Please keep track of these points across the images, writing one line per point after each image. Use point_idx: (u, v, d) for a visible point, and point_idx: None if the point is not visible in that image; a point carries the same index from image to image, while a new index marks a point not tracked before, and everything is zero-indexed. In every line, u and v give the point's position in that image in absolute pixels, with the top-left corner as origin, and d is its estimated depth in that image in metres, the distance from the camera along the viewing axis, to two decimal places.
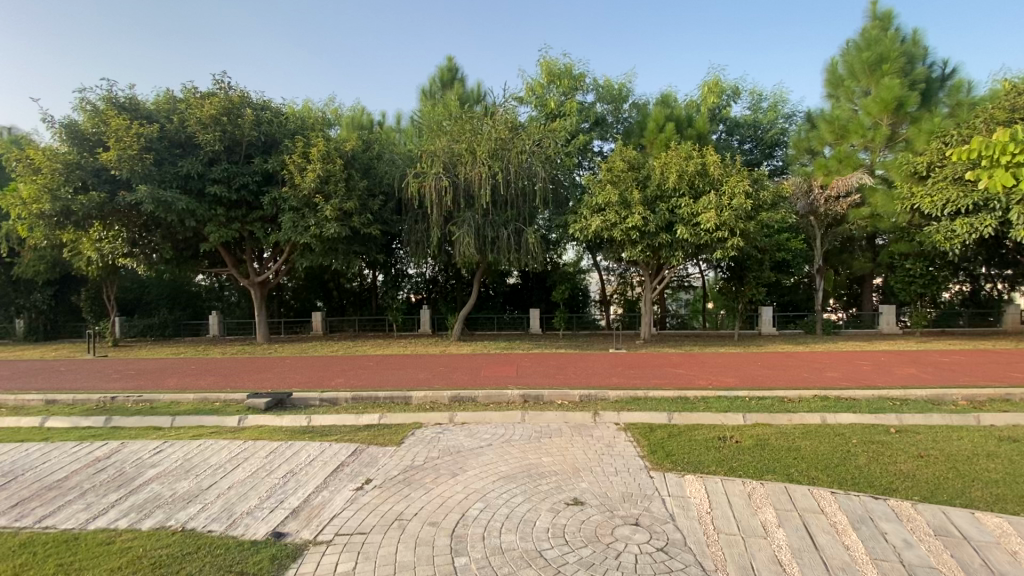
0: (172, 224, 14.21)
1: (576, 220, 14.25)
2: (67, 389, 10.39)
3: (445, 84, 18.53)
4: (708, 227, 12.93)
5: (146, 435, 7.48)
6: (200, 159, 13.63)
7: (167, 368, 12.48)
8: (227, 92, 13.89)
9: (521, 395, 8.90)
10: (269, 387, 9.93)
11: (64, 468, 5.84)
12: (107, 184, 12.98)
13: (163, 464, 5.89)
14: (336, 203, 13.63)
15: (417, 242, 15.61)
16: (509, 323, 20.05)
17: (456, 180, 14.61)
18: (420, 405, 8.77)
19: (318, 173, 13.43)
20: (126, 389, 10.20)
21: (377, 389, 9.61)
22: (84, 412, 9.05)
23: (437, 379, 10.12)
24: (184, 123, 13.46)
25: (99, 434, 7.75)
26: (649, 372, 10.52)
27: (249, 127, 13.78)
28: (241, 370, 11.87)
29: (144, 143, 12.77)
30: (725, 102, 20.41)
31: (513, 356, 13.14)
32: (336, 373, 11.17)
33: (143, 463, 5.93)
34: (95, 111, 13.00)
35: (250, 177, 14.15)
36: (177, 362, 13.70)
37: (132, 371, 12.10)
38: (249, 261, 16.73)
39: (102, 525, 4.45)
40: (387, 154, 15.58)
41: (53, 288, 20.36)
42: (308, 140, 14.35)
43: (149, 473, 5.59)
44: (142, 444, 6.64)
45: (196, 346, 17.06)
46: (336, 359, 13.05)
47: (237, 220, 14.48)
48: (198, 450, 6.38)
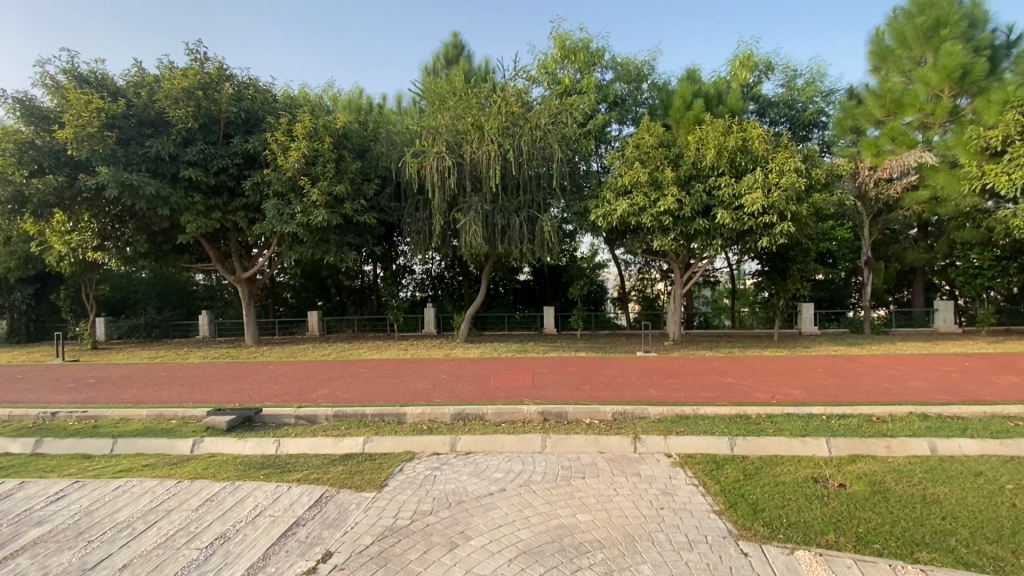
0: (144, 213, 12.66)
1: (598, 204, 12.53)
2: (6, 402, 8.86)
3: (449, 62, 16.85)
4: (752, 210, 11.10)
5: (63, 467, 5.84)
6: (172, 139, 12.02)
7: (131, 377, 10.92)
8: (202, 63, 12.29)
9: (540, 412, 7.20)
10: (239, 400, 8.32)
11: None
12: (67, 167, 11.40)
13: (52, 523, 4.27)
14: (325, 185, 12.03)
15: (418, 232, 13.94)
16: (520, 322, 18.35)
17: (461, 161, 12.87)
18: (415, 425, 7.12)
19: (302, 152, 11.84)
20: (74, 402, 8.63)
21: (366, 403, 7.98)
22: (13, 431, 7.49)
23: (437, 391, 8.45)
24: (152, 98, 11.82)
25: (10, 464, 6.13)
26: (692, 381, 8.76)
27: (226, 102, 12.15)
28: (215, 379, 10.29)
29: (107, 120, 11.19)
30: (757, 79, 18.56)
31: (528, 360, 11.44)
32: (320, 382, 9.55)
33: (26, 521, 4.32)
34: (54, 85, 11.48)
35: (229, 159, 12.56)
36: (148, 368, 12.16)
37: (90, 380, 10.55)
38: (235, 255, 15.17)
39: None
40: (383, 135, 13.96)
41: (34, 286, 19.01)
42: (294, 117, 12.75)
43: (24, 541, 3.98)
44: (44, 487, 5.05)
45: (180, 348, 15.57)
46: (325, 366, 11.45)
47: (217, 208, 12.99)
48: (111, 498, 4.75)
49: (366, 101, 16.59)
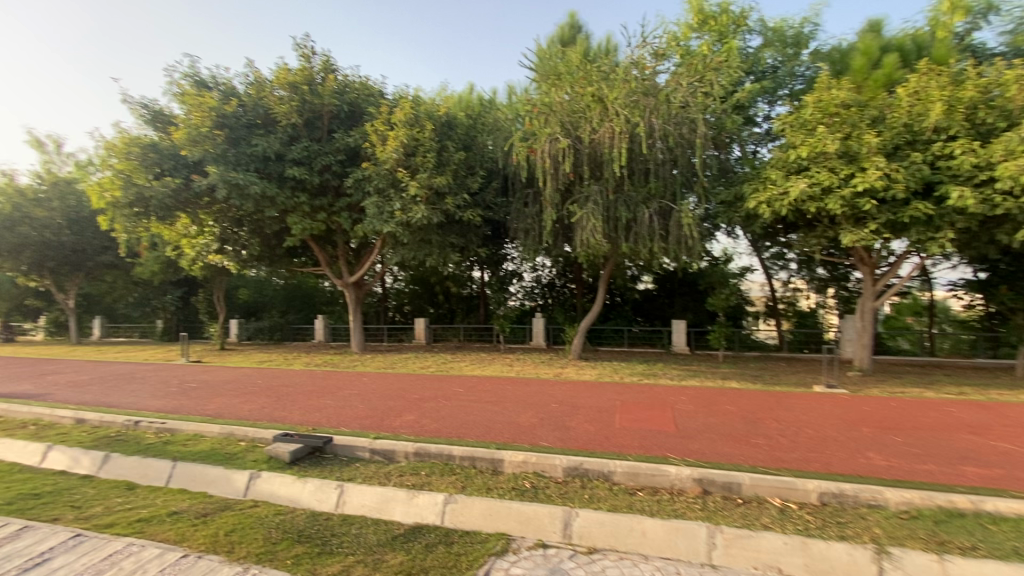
0: (255, 215, 12.48)
1: (757, 189, 9.69)
2: (110, 404, 8.54)
3: (565, 44, 14.96)
4: (1013, 185, 7.49)
5: (83, 491, 4.57)
6: (279, 137, 11.64)
7: (232, 383, 10.43)
8: (309, 57, 11.82)
9: (697, 479, 4.79)
10: (316, 423, 7.04)
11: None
12: (183, 169, 11.52)
13: None
14: (424, 177, 10.85)
15: (525, 231, 12.19)
16: (643, 337, 15.72)
17: (578, 143, 10.80)
18: (512, 480, 5.09)
19: (402, 141, 10.76)
20: (162, 411, 7.95)
21: (454, 440, 6.13)
22: (88, 439, 6.10)
23: (547, 431, 6.38)
24: (260, 95, 11.53)
25: (40, 477, 4.87)
26: (937, 445, 5.63)
27: (328, 95, 11.58)
28: (303, 393, 9.24)
29: (218, 119, 11.07)
30: (971, 25, 13.90)
31: (660, 389, 8.90)
32: (409, 406, 8.02)
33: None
34: (179, 89, 11.71)
35: (332, 156, 11.96)
36: (252, 373, 11.76)
37: (193, 386, 10.17)
38: (342, 259, 14.67)
39: None
40: (489, 123, 12.48)
41: (182, 289, 20.66)
42: (393, 107, 11.78)
43: None
44: (32, 530, 3.56)
45: (291, 353, 15.48)
46: (421, 382, 10.01)
47: (323, 210, 12.39)
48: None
49: (473, 92, 15.28)
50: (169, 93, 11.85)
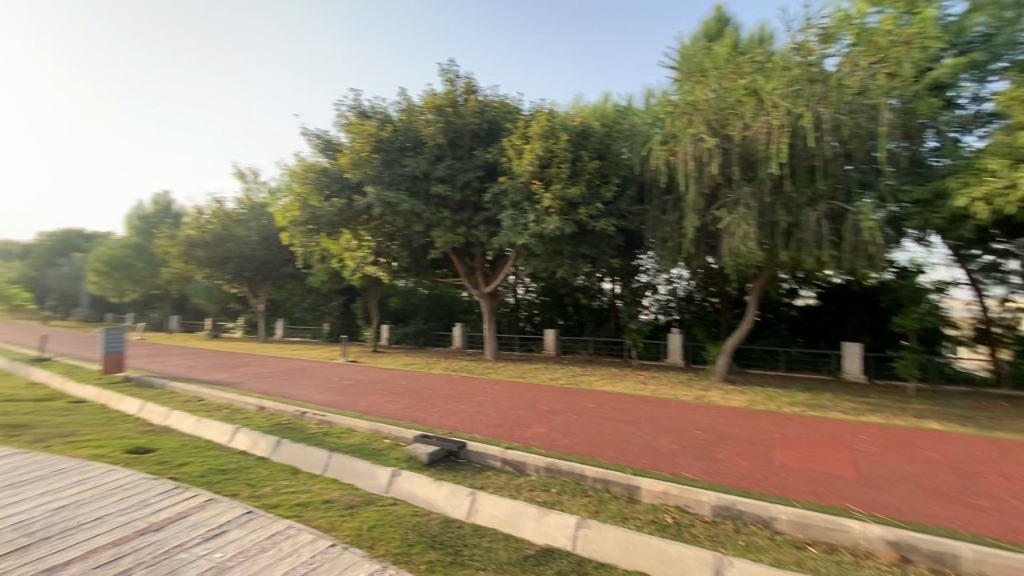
0: (404, 229, 13.61)
1: (968, 183, 7.84)
2: (286, 395, 9.84)
3: (711, 38, 13.88)
4: None
5: (260, 470, 5.17)
6: (426, 157, 12.56)
7: (381, 383, 11.39)
8: (454, 81, 12.60)
9: (893, 543, 3.83)
10: (451, 428, 7.26)
11: (72, 530, 3.37)
12: (347, 191, 13.03)
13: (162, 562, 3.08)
14: (558, 188, 10.81)
15: (664, 240, 11.46)
16: (802, 360, 13.73)
17: (727, 143, 9.84)
18: (652, 512, 4.60)
19: (538, 153, 10.87)
20: (324, 405, 8.92)
21: (587, 459, 5.81)
22: (266, 425, 6.98)
23: (691, 461, 5.73)
24: (411, 120, 12.60)
25: (228, 455, 5.61)
26: None
27: (470, 115, 12.21)
28: (441, 397, 9.65)
29: (375, 145, 12.35)
30: None
31: (831, 422, 7.54)
32: (540, 417, 7.90)
33: (160, 566, 3.05)
34: (346, 121, 13.31)
35: (472, 172, 12.55)
36: (398, 375, 12.73)
37: (350, 383, 11.31)
38: (479, 270, 15.31)
39: None
40: (626, 129, 12.06)
41: (344, 297, 23.50)
42: (530, 121, 11.99)
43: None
44: (214, 502, 3.92)
45: (432, 358, 16.54)
46: (552, 394, 9.87)
47: (463, 223, 13.01)
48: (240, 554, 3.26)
49: (609, 100, 14.95)
50: (338, 124, 13.54)
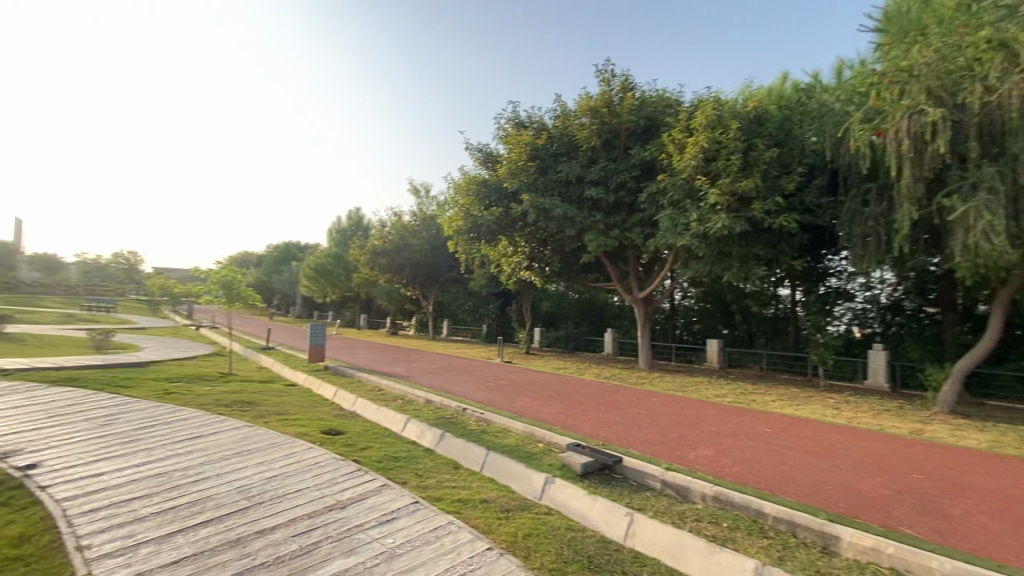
0: (558, 234, 13.66)
1: None
2: (448, 390, 10.52)
3: None
4: None
5: (426, 461, 5.51)
6: (580, 161, 12.45)
7: (534, 386, 11.54)
8: (610, 80, 12.30)
9: None
10: (606, 439, 6.96)
11: (280, 498, 3.95)
12: (504, 199, 13.57)
13: (335, 538, 3.37)
14: (726, 183, 9.77)
15: (864, 237, 9.59)
16: None
17: (959, 113, 7.83)
18: (855, 569, 3.74)
19: (703, 145, 9.97)
20: (482, 403, 9.30)
21: (765, 494, 5.02)
22: (431, 417, 7.48)
23: (910, 514, 4.57)
24: (566, 125, 12.63)
25: (400, 443, 6.11)
26: None
27: (626, 113, 11.77)
28: (594, 404, 9.41)
29: (531, 152, 12.65)
30: None
31: None
32: (704, 438, 7.14)
33: (343, 541, 3.36)
34: (504, 132, 13.90)
35: (628, 172, 12.07)
36: (551, 379, 12.79)
37: (505, 384, 11.69)
38: (634, 274, 14.69)
39: None
40: (812, 110, 10.47)
41: (500, 300, 24.66)
42: (693, 112, 11.12)
43: (290, 548, 3.21)
44: (388, 487, 4.26)
45: (584, 363, 16.33)
46: (718, 412, 8.90)
47: (617, 226, 12.59)
48: (407, 541, 3.45)
49: (788, 80, 13.12)
50: (497, 136, 14.20)
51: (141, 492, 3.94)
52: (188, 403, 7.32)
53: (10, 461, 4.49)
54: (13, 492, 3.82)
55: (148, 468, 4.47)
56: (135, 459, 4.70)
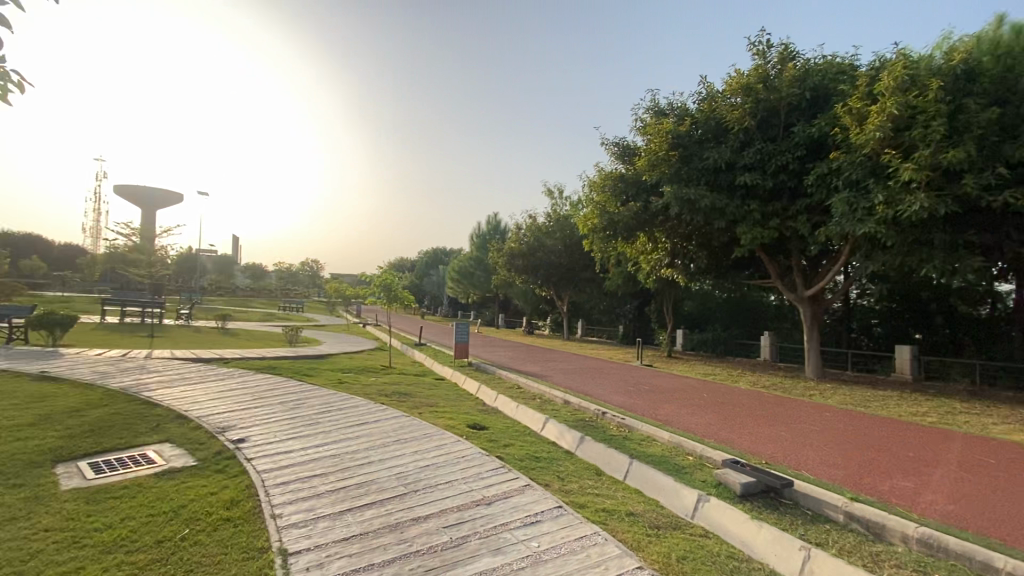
0: (704, 228, 12.57)
1: None
2: (586, 392, 10.28)
3: None
4: None
5: (567, 464, 5.35)
6: (730, 145, 11.26)
7: (679, 392, 10.74)
8: (765, 54, 11.03)
9: None
10: (769, 457, 6.12)
11: (432, 488, 4.15)
12: (644, 193, 12.84)
13: (483, 535, 3.43)
14: (926, 154, 8.02)
15: None
16: None
17: None
18: None
19: (892, 112, 8.32)
20: (622, 407, 8.88)
21: (1002, 545, 3.91)
22: (571, 419, 7.33)
23: None
24: (713, 108, 11.60)
25: (541, 443, 6.07)
26: None
27: (787, 87, 10.44)
28: (752, 416, 8.39)
29: (674, 140, 11.74)
30: None
31: None
32: (901, 466, 5.87)
33: (489, 540, 3.37)
34: (643, 123, 13.27)
35: (790, 153, 10.64)
36: (697, 385, 11.80)
37: (646, 388, 11.07)
38: (796, 269, 12.94)
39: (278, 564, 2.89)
40: None
41: (637, 300, 23.91)
42: (876, 76, 9.42)
43: (443, 539, 3.33)
44: (530, 489, 4.23)
45: (735, 369, 14.82)
46: (918, 435, 7.32)
47: (776, 216, 11.17)
48: (553, 545, 3.37)
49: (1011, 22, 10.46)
50: (635, 128, 13.61)
51: (320, 471, 4.47)
52: (355, 393, 8.20)
53: (227, 435, 5.46)
54: (228, 461, 4.60)
55: (324, 450, 5.08)
56: (315, 441, 5.37)
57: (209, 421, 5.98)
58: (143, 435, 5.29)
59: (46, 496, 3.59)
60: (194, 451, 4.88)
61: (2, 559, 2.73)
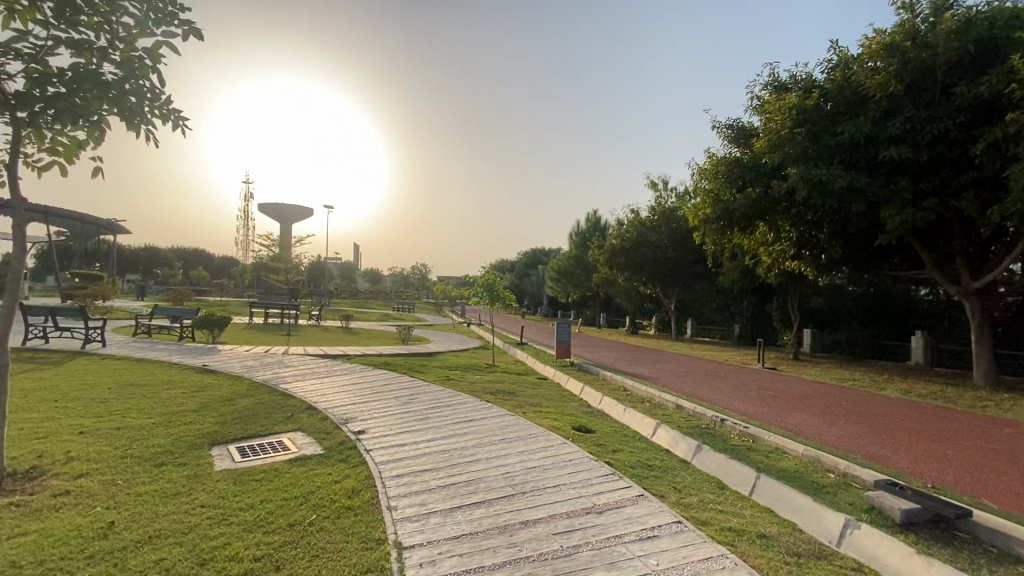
0: (838, 213, 11.08)
1: None
2: (700, 396, 9.54)
3: None
4: None
5: (684, 474, 4.94)
6: (871, 116, 9.75)
7: (809, 398, 9.56)
8: (914, 5, 9.42)
9: None
10: (934, 481, 5.13)
11: (539, 491, 4.04)
12: (764, 177, 11.60)
13: (595, 546, 3.23)
14: None
15: None
16: None
17: None
18: None
19: None
20: (742, 414, 8.08)
21: None
22: (685, 425, 6.80)
23: None
24: (847, 75, 10.17)
25: (653, 450, 5.70)
26: None
27: (946, 41, 8.78)
28: (908, 430, 7.16)
29: (799, 117, 10.50)
30: None
31: None
32: None
33: (602, 552, 3.16)
34: (760, 102, 12.07)
35: (950, 119, 8.98)
36: (832, 392, 10.42)
37: (770, 393, 10.02)
38: (960, 257, 10.91)
39: (393, 558, 2.95)
40: None
41: (756, 296, 21.82)
42: None
43: (553, 547, 3.20)
44: (645, 499, 3.94)
45: (879, 375, 12.89)
46: None
47: (933, 194, 9.53)
48: (672, 563, 3.08)
49: None
50: (751, 108, 12.43)
51: (430, 466, 4.59)
52: (463, 390, 8.40)
53: (349, 426, 5.85)
54: (350, 452, 4.91)
55: (436, 445, 5.23)
56: (426, 436, 5.54)
57: (334, 413, 6.47)
58: (280, 423, 5.86)
59: (204, 475, 4.08)
60: (321, 440, 5.29)
61: (170, 530, 3.11)
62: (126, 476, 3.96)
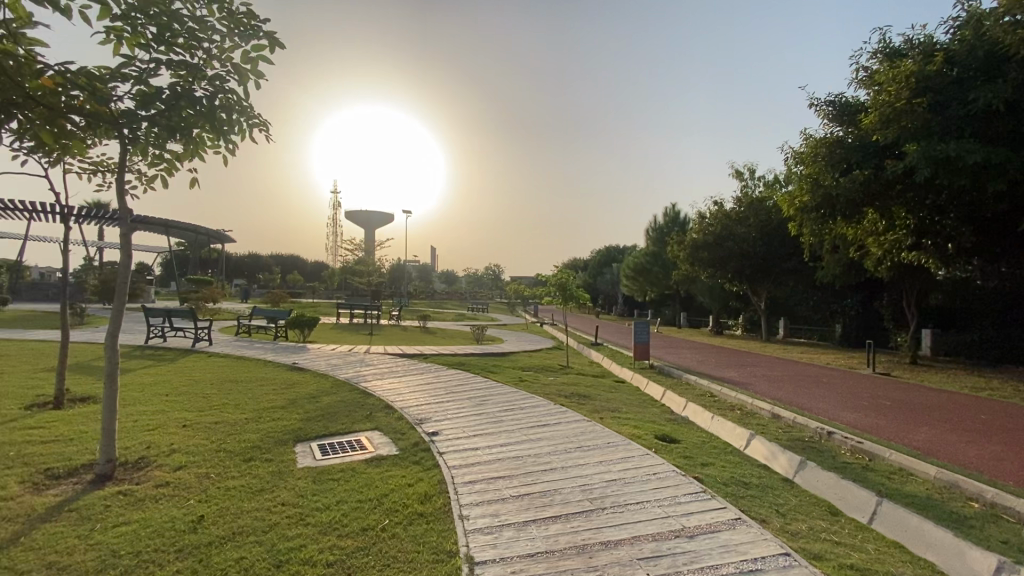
0: (968, 193, 9.56)
1: None
2: (799, 405, 8.62)
3: None
4: None
5: (787, 494, 4.38)
6: (1013, 79, 8.29)
7: (934, 410, 8.30)
8: None
9: None
10: None
11: (620, 508, 3.73)
12: (874, 157, 10.25)
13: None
14: None
15: None
16: None
17: None
18: None
19: None
20: (851, 427, 7.16)
21: None
22: (785, 438, 6.11)
23: None
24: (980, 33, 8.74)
25: (749, 464, 5.14)
26: None
27: None
28: None
29: (919, 84, 9.11)
30: None
31: None
32: None
33: None
34: (868, 73, 10.73)
35: None
36: (962, 402, 9.01)
37: (884, 403, 8.84)
38: None
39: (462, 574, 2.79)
40: None
41: (863, 293, 19.73)
42: None
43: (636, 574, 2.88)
44: (742, 524, 3.50)
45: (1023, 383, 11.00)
46: None
47: None
48: None
49: None
50: (857, 81, 11.09)
51: (503, 473, 4.42)
52: (538, 392, 8.20)
53: (424, 427, 5.85)
54: (424, 454, 4.87)
55: (509, 451, 5.06)
56: (500, 440, 5.39)
57: (410, 413, 6.53)
58: (359, 422, 5.99)
59: (288, 472, 4.21)
60: (396, 440, 5.31)
61: (252, 527, 3.19)
62: (218, 470, 4.15)
